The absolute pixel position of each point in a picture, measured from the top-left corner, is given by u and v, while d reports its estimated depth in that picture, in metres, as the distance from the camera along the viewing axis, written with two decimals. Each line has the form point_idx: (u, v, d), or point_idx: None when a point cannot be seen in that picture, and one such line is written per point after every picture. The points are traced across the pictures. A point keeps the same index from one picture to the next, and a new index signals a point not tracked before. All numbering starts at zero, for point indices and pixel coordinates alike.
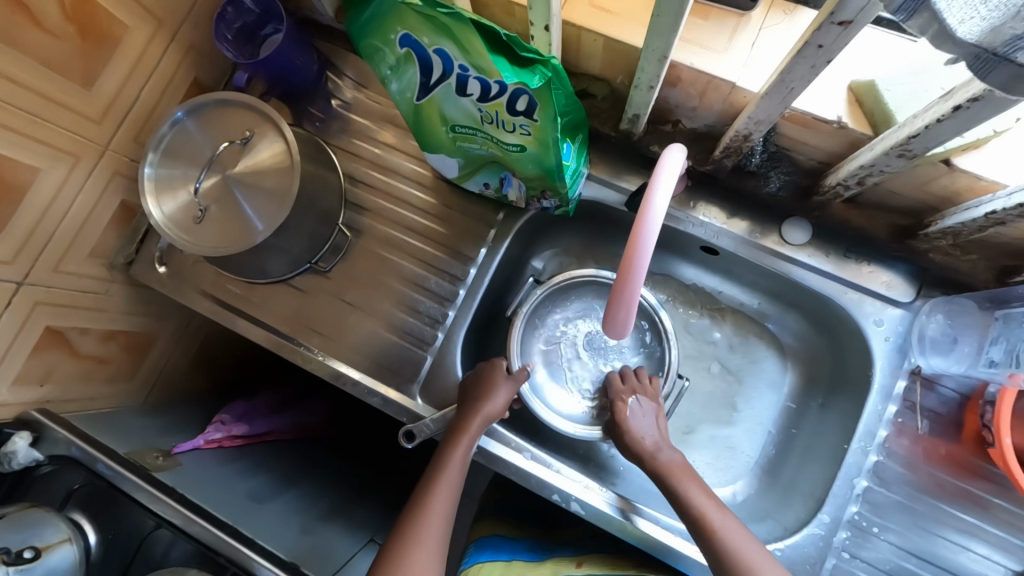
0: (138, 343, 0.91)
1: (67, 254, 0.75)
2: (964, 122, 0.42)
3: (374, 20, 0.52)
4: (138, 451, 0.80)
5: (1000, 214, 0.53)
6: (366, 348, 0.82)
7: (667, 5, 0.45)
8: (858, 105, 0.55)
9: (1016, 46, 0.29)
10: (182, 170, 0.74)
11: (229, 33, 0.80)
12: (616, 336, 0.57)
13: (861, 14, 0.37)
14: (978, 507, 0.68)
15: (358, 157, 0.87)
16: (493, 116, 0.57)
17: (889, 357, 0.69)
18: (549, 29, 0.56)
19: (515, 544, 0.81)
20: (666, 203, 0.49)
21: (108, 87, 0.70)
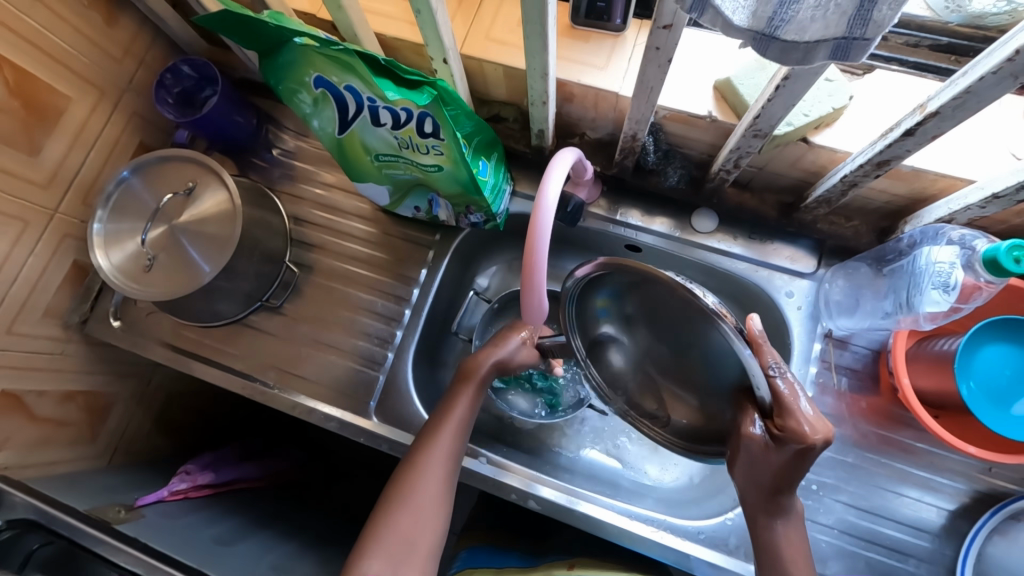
0: (98, 402, 0.93)
1: (19, 315, 0.77)
2: (788, 99, 0.50)
3: (289, 67, 0.59)
4: (99, 507, 0.80)
5: (850, 177, 0.61)
6: (322, 377, 0.85)
7: (532, 28, 0.53)
8: (724, 100, 0.63)
9: (776, 26, 0.37)
10: (130, 223, 0.78)
11: (170, 97, 0.87)
12: (535, 322, 0.63)
13: (677, 18, 0.44)
14: (904, 453, 0.73)
15: (302, 198, 0.93)
16: (408, 141, 0.64)
17: (805, 324, 0.76)
18: (448, 61, 0.63)
19: (506, 555, 0.87)
20: (558, 195, 0.56)
21: (54, 154, 0.75)
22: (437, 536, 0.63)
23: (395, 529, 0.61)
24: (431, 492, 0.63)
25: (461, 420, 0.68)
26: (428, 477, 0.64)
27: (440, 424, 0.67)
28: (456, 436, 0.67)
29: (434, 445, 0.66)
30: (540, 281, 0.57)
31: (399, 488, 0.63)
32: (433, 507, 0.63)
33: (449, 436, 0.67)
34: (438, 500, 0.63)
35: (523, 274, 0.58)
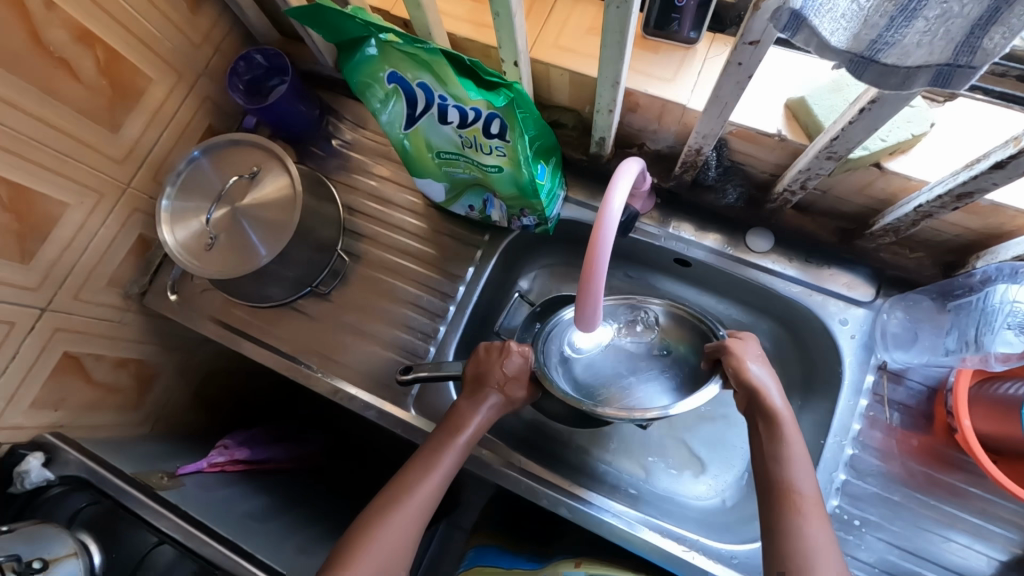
0: (147, 372, 0.96)
1: (87, 283, 0.81)
2: (871, 123, 0.49)
3: (365, 62, 0.60)
4: (144, 472, 0.83)
5: (925, 207, 0.59)
6: (363, 365, 0.87)
7: (611, 36, 0.53)
8: (795, 119, 0.62)
9: (877, 49, 0.36)
10: (195, 202, 0.81)
11: (240, 84, 0.90)
12: (586, 327, 0.63)
13: (765, 35, 0.44)
14: (955, 496, 0.71)
15: (356, 189, 0.95)
16: (472, 140, 0.65)
17: (857, 354, 0.73)
18: (518, 64, 0.64)
19: (515, 556, 0.88)
20: (622, 204, 0.55)
21: (132, 132, 0.79)
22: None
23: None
24: (391, 548, 0.59)
25: (437, 481, 0.64)
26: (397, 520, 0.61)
27: (413, 479, 0.64)
28: (429, 497, 0.63)
29: (405, 500, 0.62)
30: (597, 287, 0.58)
31: (357, 540, 0.59)
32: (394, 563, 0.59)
33: (419, 496, 0.63)
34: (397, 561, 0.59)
35: (580, 278, 0.58)
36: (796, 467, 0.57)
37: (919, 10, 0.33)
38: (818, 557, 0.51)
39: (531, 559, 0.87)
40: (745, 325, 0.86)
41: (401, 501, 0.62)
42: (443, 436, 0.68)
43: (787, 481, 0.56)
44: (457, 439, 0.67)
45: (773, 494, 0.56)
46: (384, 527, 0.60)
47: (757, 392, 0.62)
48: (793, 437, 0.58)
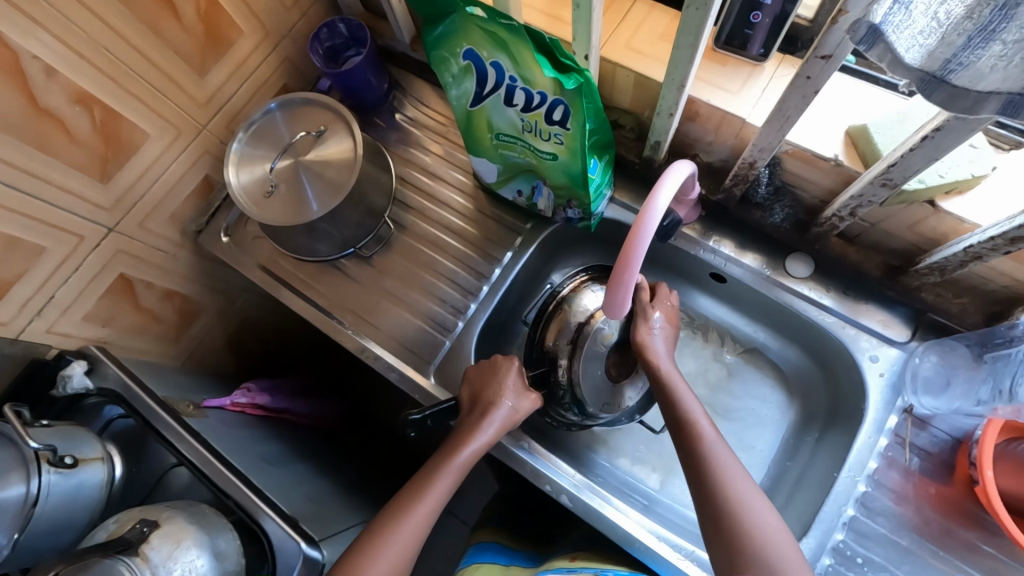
0: (190, 307, 1.01)
1: (153, 212, 0.86)
2: (931, 152, 0.50)
3: (446, 35, 0.64)
4: (173, 398, 0.88)
5: (976, 248, 0.59)
6: (393, 330, 0.90)
7: (685, 38, 0.55)
8: (854, 147, 0.63)
9: (949, 70, 0.37)
10: (263, 151, 0.86)
11: (321, 49, 0.95)
12: (613, 316, 0.64)
13: (839, 50, 0.45)
14: (967, 551, 0.69)
15: (411, 162, 0.99)
16: (533, 125, 0.67)
17: (884, 393, 0.73)
18: (589, 58, 0.66)
19: (513, 552, 0.90)
20: (667, 203, 0.57)
21: (216, 78, 0.84)
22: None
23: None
24: (398, 555, 0.63)
25: (432, 506, 0.67)
26: (398, 537, 0.63)
27: (409, 505, 0.66)
28: (425, 523, 0.65)
29: (409, 511, 0.65)
30: (630, 279, 0.59)
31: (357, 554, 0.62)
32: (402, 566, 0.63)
33: (428, 505, 0.67)
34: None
35: (613, 267, 0.59)
36: (693, 408, 0.68)
37: (998, 32, 0.33)
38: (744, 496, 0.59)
39: (530, 558, 0.90)
40: (771, 349, 0.86)
41: (397, 530, 0.64)
42: (439, 461, 0.70)
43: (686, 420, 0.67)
44: (454, 463, 0.69)
45: (678, 429, 0.67)
46: (379, 555, 0.61)
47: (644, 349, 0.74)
48: (683, 391, 0.70)
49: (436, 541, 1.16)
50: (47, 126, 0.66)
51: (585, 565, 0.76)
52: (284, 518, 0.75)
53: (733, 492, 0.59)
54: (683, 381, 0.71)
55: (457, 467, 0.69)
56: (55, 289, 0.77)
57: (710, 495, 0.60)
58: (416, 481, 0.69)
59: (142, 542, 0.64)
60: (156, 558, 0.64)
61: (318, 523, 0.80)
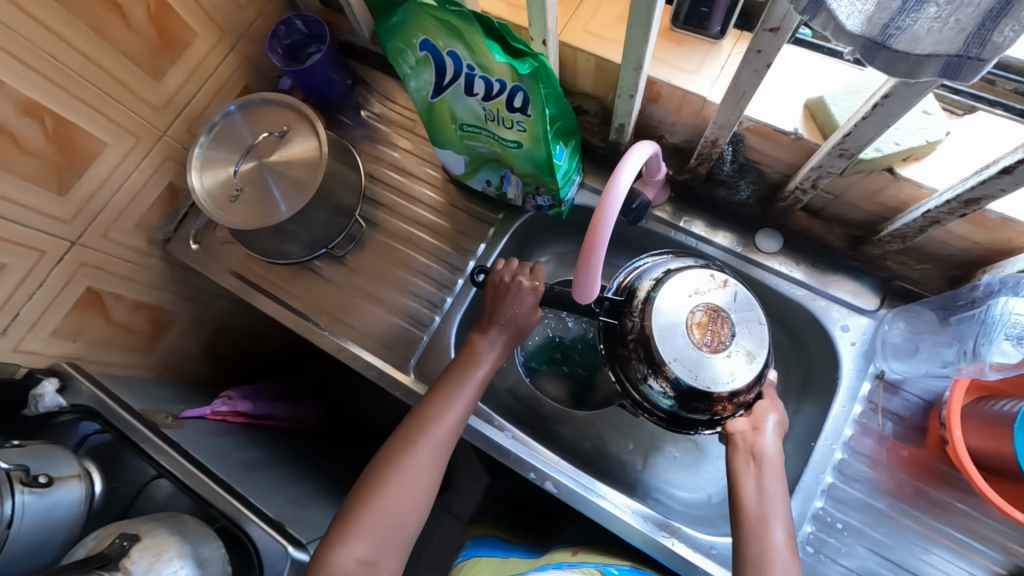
0: (164, 318, 0.99)
1: (116, 222, 0.84)
2: (882, 119, 0.51)
3: (401, 25, 0.63)
4: (150, 410, 0.86)
5: (933, 213, 0.60)
6: (371, 329, 0.89)
7: (636, 17, 0.55)
8: (813, 119, 0.63)
9: (889, 35, 0.37)
10: (226, 153, 0.85)
11: (280, 48, 0.93)
12: (583, 302, 0.64)
13: (786, 21, 0.45)
14: (943, 511, 0.71)
15: (380, 159, 0.98)
16: (494, 114, 0.67)
17: (856, 361, 0.74)
18: (546, 43, 0.66)
19: (512, 545, 0.90)
20: (629, 183, 0.57)
21: (173, 82, 0.83)
22: (414, 524, 0.67)
23: (380, 507, 0.65)
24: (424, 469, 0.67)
25: (453, 422, 0.70)
26: (427, 440, 0.68)
27: (436, 414, 0.70)
28: (446, 442, 0.69)
29: (433, 424, 0.69)
30: (597, 262, 0.59)
31: (359, 506, 0.65)
32: (420, 492, 0.67)
33: (446, 424, 0.70)
34: (413, 493, 0.66)
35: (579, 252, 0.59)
36: (770, 504, 0.62)
37: None
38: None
39: (530, 548, 0.90)
40: None
41: (418, 441, 0.68)
42: (459, 372, 0.73)
43: (768, 523, 0.60)
44: (473, 375, 0.72)
45: (755, 523, 0.60)
46: (407, 466, 0.67)
47: (759, 423, 0.66)
48: (773, 485, 0.62)
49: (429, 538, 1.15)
50: None
51: (587, 557, 0.77)
52: (268, 522, 0.74)
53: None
54: (776, 474, 0.64)
55: (478, 381, 0.72)
56: (18, 306, 0.75)
57: None
58: (439, 392, 0.72)
59: (122, 557, 0.64)
60: (137, 572, 0.63)
61: (304, 527, 0.79)
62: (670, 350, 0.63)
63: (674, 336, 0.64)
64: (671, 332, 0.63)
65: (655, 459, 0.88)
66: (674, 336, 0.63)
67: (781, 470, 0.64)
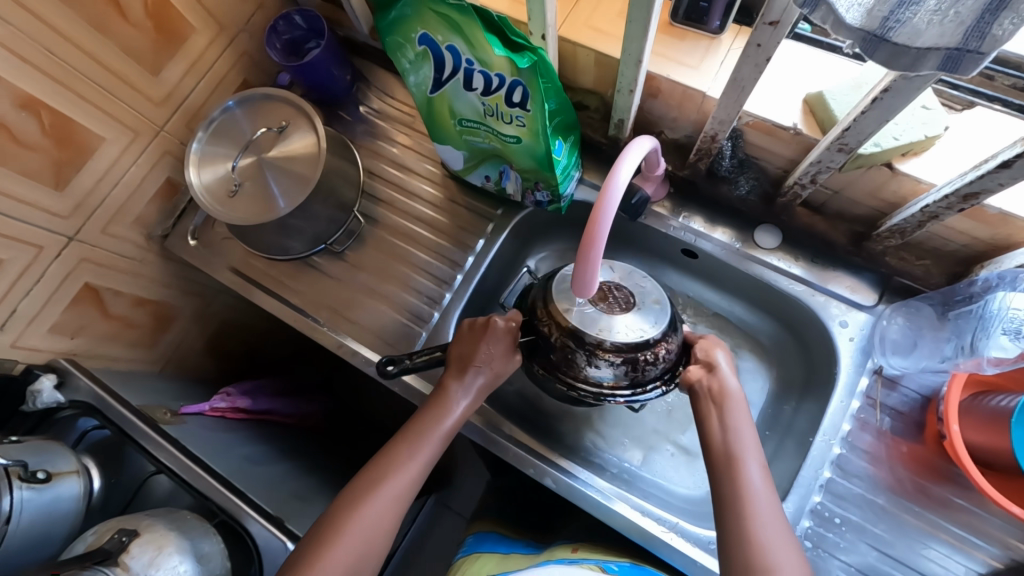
0: (163, 314, 0.99)
1: (115, 218, 0.84)
2: (882, 113, 0.51)
3: (400, 20, 0.63)
4: (149, 406, 0.86)
5: (932, 208, 0.60)
6: (371, 325, 0.89)
7: (636, 12, 0.55)
8: (812, 115, 0.63)
9: (889, 28, 0.37)
10: (224, 149, 0.84)
11: (278, 43, 0.93)
12: (582, 295, 0.64)
13: (786, 15, 0.46)
14: (940, 506, 0.71)
15: (379, 155, 0.97)
16: (494, 109, 0.67)
17: (855, 356, 0.74)
18: (547, 38, 0.65)
19: (513, 541, 0.90)
20: (629, 176, 0.57)
21: (171, 77, 0.82)
22: None
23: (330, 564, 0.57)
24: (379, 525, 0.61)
25: (414, 477, 0.65)
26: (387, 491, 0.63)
27: (398, 465, 0.65)
28: (402, 498, 0.64)
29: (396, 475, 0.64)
30: (595, 258, 0.59)
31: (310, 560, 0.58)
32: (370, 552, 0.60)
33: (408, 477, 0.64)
34: (363, 550, 0.60)
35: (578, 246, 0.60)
36: (739, 441, 0.61)
37: None
38: (774, 551, 0.54)
39: (531, 545, 0.90)
40: (747, 321, 0.88)
41: (368, 503, 0.61)
42: (422, 427, 0.68)
43: (739, 457, 0.60)
44: (438, 429, 0.68)
45: (728, 466, 0.60)
46: (361, 519, 0.60)
47: (714, 365, 0.67)
48: (739, 417, 0.63)
49: (430, 534, 1.15)
50: None
51: (587, 556, 0.76)
52: (268, 518, 0.74)
53: (761, 536, 0.55)
54: (742, 411, 0.64)
55: (445, 433, 0.68)
56: (17, 301, 0.75)
57: (739, 539, 0.55)
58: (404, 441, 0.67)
59: (121, 552, 0.64)
60: (137, 567, 0.63)
61: (305, 522, 0.79)
62: (590, 327, 0.66)
63: (583, 317, 0.67)
64: (580, 314, 0.67)
65: (655, 454, 0.88)
66: (584, 317, 0.66)
67: (745, 404, 0.65)
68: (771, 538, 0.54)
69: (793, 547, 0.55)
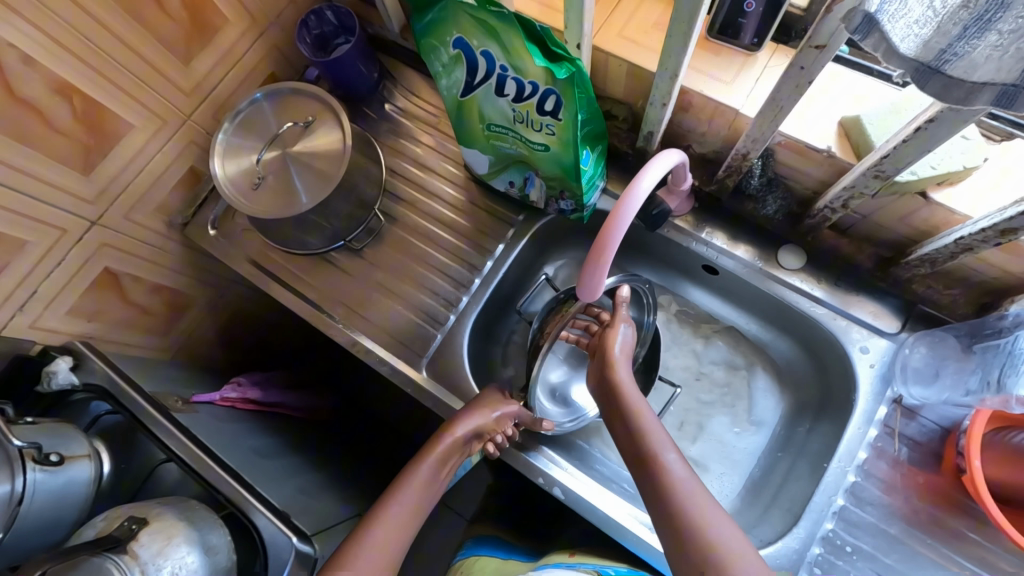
0: (178, 301, 0.99)
1: (137, 204, 0.84)
2: (924, 143, 0.50)
3: (435, 23, 0.63)
4: (161, 393, 0.86)
5: (967, 240, 0.59)
6: (385, 323, 0.89)
7: (677, 27, 0.54)
8: (847, 138, 0.63)
9: (945, 60, 0.36)
10: (250, 141, 0.84)
11: (308, 37, 0.93)
12: (586, 298, 0.66)
13: (833, 39, 0.45)
14: (954, 540, 0.70)
15: (402, 154, 0.97)
16: (524, 115, 0.66)
17: (874, 383, 0.73)
18: (581, 47, 0.65)
19: (513, 547, 0.90)
20: (651, 185, 0.58)
21: (201, 67, 0.82)
22: None
23: None
24: (377, 561, 0.64)
25: (395, 523, 0.69)
26: (376, 530, 0.68)
27: (382, 510, 0.71)
28: (392, 538, 0.68)
29: (381, 516, 0.69)
30: (606, 260, 0.60)
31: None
32: None
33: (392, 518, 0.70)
34: None
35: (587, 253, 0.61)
36: (656, 440, 0.64)
37: (993, 22, 0.33)
38: (703, 515, 0.55)
39: (529, 553, 0.90)
40: (764, 341, 0.87)
41: (365, 543, 0.65)
42: (400, 479, 0.75)
43: (653, 455, 0.63)
44: (414, 477, 0.75)
45: (641, 462, 0.63)
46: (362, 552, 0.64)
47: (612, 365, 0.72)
48: (646, 417, 0.66)
49: (430, 533, 1.15)
50: (26, 117, 0.65)
51: (584, 560, 0.76)
52: (274, 513, 0.74)
53: (689, 506, 0.56)
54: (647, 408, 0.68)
55: (417, 484, 0.74)
56: (38, 283, 0.75)
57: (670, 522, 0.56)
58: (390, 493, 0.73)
59: (131, 540, 0.64)
60: (145, 556, 0.63)
61: (310, 518, 0.79)
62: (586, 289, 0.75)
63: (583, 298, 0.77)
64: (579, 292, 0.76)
65: None
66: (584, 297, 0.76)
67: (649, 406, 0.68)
68: (697, 511, 0.55)
69: (719, 508, 0.56)
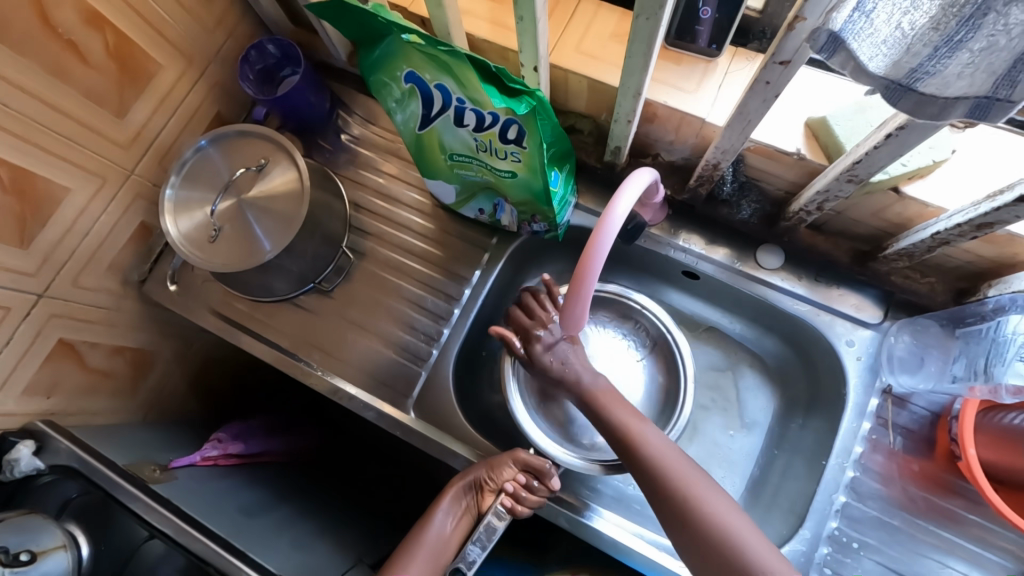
0: (143, 360, 0.94)
1: (86, 269, 0.79)
2: (896, 148, 0.49)
3: (384, 58, 0.60)
4: (136, 463, 0.80)
5: (944, 234, 0.59)
6: (364, 363, 0.86)
7: (636, 47, 0.52)
8: (815, 139, 0.62)
9: (916, 78, 0.35)
10: (201, 192, 0.80)
11: (251, 73, 0.89)
12: (573, 326, 0.63)
13: (797, 55, 0.43)
14: (953, 523, 0.71)
15: (364, 185, 0.93)
16: (487, 144, 0.64)
17: (862, 376, 0.73)
18: (539, 69, 0.63)
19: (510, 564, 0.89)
20: (628, 208, 0.56)
21: (138, 118, 0.77)
22: None
23: None
24: None
25: None
26: None
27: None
28: None
29: None
30: (588, 289, 0.58)
31: None
32: None
33: None
34: None
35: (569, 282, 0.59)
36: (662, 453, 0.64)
37: (964, 42, 0.32)
38: (729, 527, 0.59)
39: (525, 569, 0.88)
40: (750, 340, 0.86)
41: None
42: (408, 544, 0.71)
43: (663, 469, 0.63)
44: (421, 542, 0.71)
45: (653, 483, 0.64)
46: None
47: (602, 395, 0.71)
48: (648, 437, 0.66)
49: None
50: None
51: None
52: None
53: (721, 526, 0.59)
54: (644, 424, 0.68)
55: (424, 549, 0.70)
56: None
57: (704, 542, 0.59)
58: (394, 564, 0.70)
59: None
60: None
61: None
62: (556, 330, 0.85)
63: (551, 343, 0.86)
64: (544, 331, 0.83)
65: None
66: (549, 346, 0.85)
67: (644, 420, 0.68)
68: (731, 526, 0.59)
69: (741, 516, 0.60)
